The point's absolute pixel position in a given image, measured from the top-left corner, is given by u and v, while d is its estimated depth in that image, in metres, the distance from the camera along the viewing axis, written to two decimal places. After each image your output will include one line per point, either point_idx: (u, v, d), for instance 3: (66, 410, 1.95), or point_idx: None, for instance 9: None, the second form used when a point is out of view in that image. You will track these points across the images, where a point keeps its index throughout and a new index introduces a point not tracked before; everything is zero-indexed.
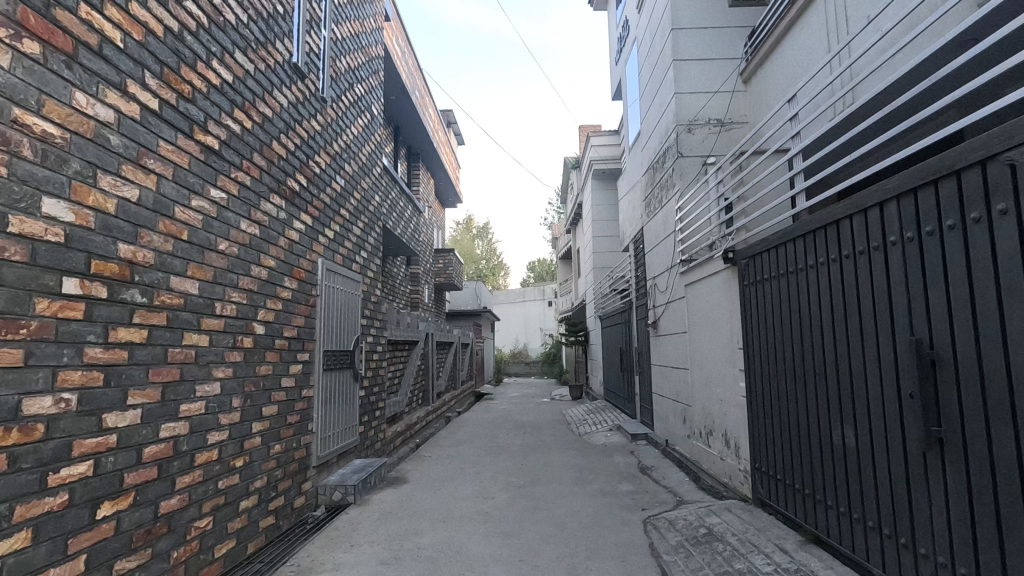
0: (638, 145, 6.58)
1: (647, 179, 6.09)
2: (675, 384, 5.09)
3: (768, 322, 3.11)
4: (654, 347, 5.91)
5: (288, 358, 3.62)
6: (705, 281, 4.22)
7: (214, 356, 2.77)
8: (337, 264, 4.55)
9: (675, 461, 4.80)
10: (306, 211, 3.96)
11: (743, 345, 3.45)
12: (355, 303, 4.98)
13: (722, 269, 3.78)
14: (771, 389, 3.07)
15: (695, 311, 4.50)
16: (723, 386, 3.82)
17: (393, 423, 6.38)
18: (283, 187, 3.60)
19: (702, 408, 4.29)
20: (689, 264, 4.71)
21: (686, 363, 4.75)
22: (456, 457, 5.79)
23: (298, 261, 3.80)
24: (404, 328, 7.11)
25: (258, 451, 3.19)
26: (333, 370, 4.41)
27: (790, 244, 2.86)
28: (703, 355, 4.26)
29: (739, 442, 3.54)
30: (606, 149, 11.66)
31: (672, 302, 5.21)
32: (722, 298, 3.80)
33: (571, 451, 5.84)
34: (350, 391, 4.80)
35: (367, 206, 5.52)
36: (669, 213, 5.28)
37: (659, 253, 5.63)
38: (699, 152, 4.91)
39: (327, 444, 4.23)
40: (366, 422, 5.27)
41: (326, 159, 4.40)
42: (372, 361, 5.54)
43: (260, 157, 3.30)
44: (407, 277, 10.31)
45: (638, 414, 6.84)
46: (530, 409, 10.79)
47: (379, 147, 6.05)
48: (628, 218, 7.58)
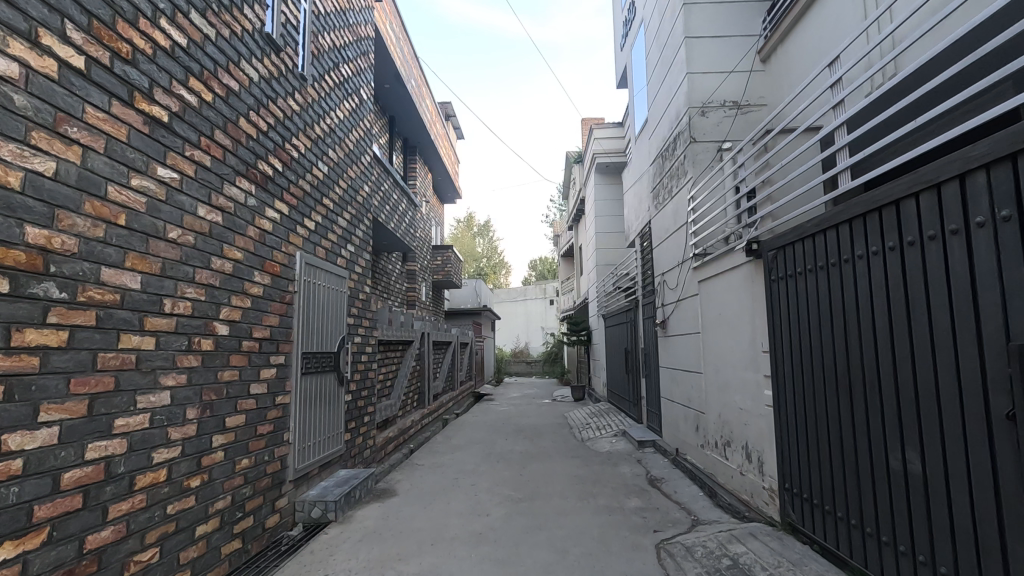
0: (646, 133, 6.17)
1: (655, 169, 5.69)
2: (687, 389, 4.71)
3: (801, 322, 2.73)
4: (662, 349, 5.52)
5: (259, 362, 3.24)
6: (722, 276, 3.85)
7: (162, 362, 2.39)
8: (319, 258, 4.17)
9: (686, 473, 4.41)
10: (280, 198, 3.57)
11: (768, 348, 3.07)
12: (340, 301, 4.60)
13: (743, 263, 3.40)
14: (804, 399, 2.69)
15: (711, 310, 4.12)
16: (743, 393, 3.43)
17: (385, 428, 6.00)
18: (253, 170, 3.22)
19: (718, 416, 3.91)
20: (704, 258, 4.33)
21: (699, 366, 4.37)
22: (450, 466, 5.41)
23: (271, 254, 3.42)
24: (398, 328, 6.72)
25: (219, 467, 2.81)
26: (314, 374, 4.04)
27: (831, 232, 2.47)
28: (720, 357, 3.88)
29: (762, 456, 3.16)
30: (610, 142, 11.23)
31: (683, 300, 4.82)
32: (743, 295, 3.42)
33: (574, 459, 5.47)
34: (335, 397, 4.43)
35: (355, 196, 5.13)
36: (680, 205, 4.88)
37: (669, 248, 5.24)
38: (714, 138, 4.52)
39: (306, 455, 3.85)
40: (352, 428, 4.90)
41: (307, 143, 4.02)
42: (360, 362, 5.17)
43: (224, 136, 2.91)
44: (402, 275, 9.92)
45: (644, 419, 6.46)
46: (532, 412, 10.39)
47: (370, 134, 5.66)
48: (633, 212, 7.18)
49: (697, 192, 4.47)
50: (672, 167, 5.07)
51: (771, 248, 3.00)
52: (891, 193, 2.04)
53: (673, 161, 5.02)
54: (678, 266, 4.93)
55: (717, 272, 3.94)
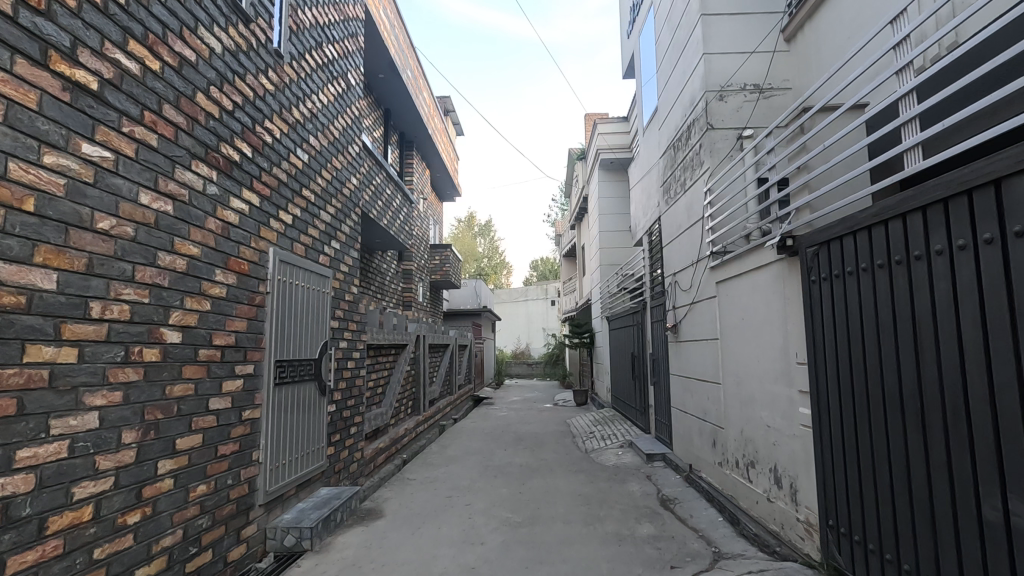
0: (656, 123, 5.76)
1: (666, 160, 5.29)
2: (702, 401, 4.29)
3: (843, 332, 2.31)
4: (674, 356, 5.12)
5: (221, 373, 2.84)
6: (745, 277, 3.44)
7: (89, 378, 2.00)
8: (296, 255, 3.76)
9: (702, 494, 4.01)
10: (249, 187, 3.17)
11: (805, 359, 2.66)
12: (323, 303, 4.20)
13: (771, 262, 3.00)
14: (849, 424, 2.26)
15: (730, 316, 3.72)
16: (771, 409, 3.02)
17: (375, 439, 5.60)
18: (215, 154, 2.82)
19: (740, 433, 3.50)
20: (723, 256, 3.92)
21: (717, 376, 3.96)
22: (444, 481, 5.00)
23: (236, 250, 3.02)
24: (391, 331, 6.32)
25: (167, 498, 2.41)
26: (290, 383, 3.64)
27: (885, 226, 2.06)
28: (743, 367, 3.46)
29: (796, 483, 2.75)
30: (615, 138, 10.83)
31: (698, 302, 4.41)
32: (771, 298, 3.01)
33: (578, 474, 5.06)
34: (315, 408, 4.03)
35: (341, 188, 4.71)
36: (694, 198, 4.47)
37: (682, 246, 4.83)
38: (733, 125, 4.11)
39: (280, 476, 3.45)
40: (336, 442, 4.49)
41: (283, 127, 3.61)
42: (347, 369, 4.77)
43: (176, 111, 2.51)
44: (398, 274, 9.51)
45: (652, 429, 6.07)
46: (533, 417, 9.99)
47: (358, 122, 5.25)
48: (641, 208, 6.76)
49: (715, 183, 4.06)
50: (686, 157, 4.66)
51: (807, 244, 2.57)
52: (975, 173, 1.62)
53: (687, 151, 4.61)
54: (691, 265, 4.53)
55: (739, 272, 3.53)
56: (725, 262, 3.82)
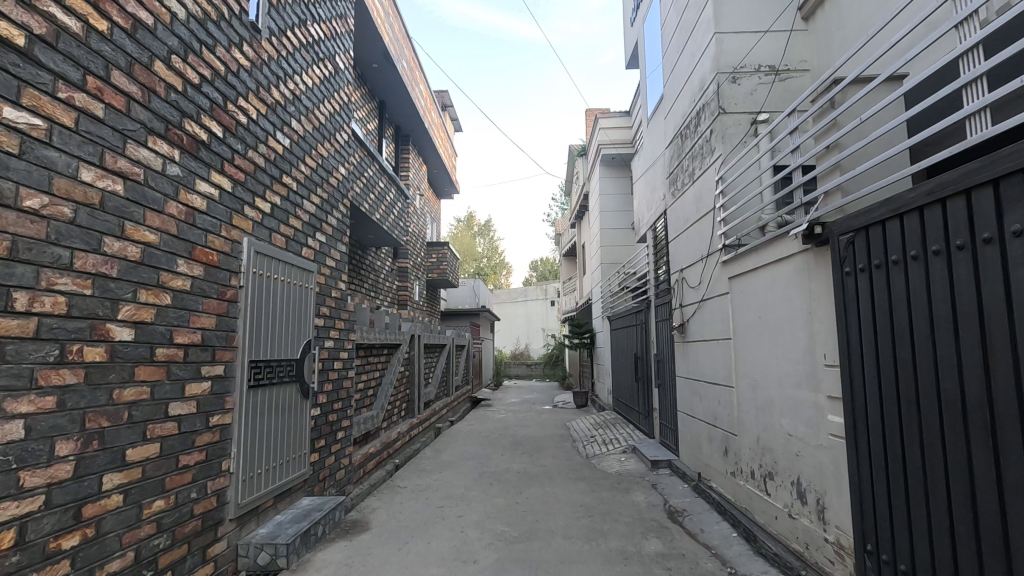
0: (662, 112, 5.47)
1: (673, 150, 5.01)
2: (712, 406, 4.01)
3: (883, 331, 2.01)
4: (680, 357, 4.83)
5: (183, 375, 2.55)
6: (761, 272, 3.17)
7: (10, 381, 1.74)
8: (275, 247, 3.47)
9: (713, 506, 3.72)
10: (220, 170, 2.88)
11: (835, 362, 2.38)
12: (305, 299, 3.91)
13: (794, 253, 2.72)
14: (891, 436, 1.96)
15: (744, 314, 3.44)
16: (793, 417, 2.74)
17: (364, 444, 5.31)
18: (177, 130, 2.53)
19: (756, 441, 3.22)
20: (736, 250, 3.63)
21: (729, 379, 3.68)
22: (436, 489, 4.71)
23: (203, 239, 2.73)
24: (382, 330, 6.02)
25: (115, 517, 2.12)
26: (268, 386, 3.36)
27: (935, 207, 1.76)
28: (759, 369, 3.19)
29: (823, 499, 2.47)
30: (617, 132, 10.52)
31: (707, 300, 4.12)
32: (793, 293, 2.74)
33: (579, 482, 4.77)
34: (297, 412, 3.75)
35: (327, 177, 4.42)
36: (704, 188, 4.18)
37: (690, 240, 4.54)
38: (746, 109, 3.83)
39: (255, 487, 3.16)
40: (321, 448, 4.21)
41: (260, 108, 3.32)
42: (333, 370, 4.48)
43: (128, 80, 2.23)
44: (392, 272, 9.22)
45: (657, 434, 5.78)
46: (532, 420, 9.70)
47: (347, 109, 4.97)
48: (645, 203, 6.46)
49: (727, 171, 3.78)
50: (695, 146, 4.37)
51: (836, 231, 2.27)
52: None
53: (696, 139, 4.33)
54: (701, 260, 4.25)
55: (755, 267, 3.25)
56: (738, 256, 3.54)
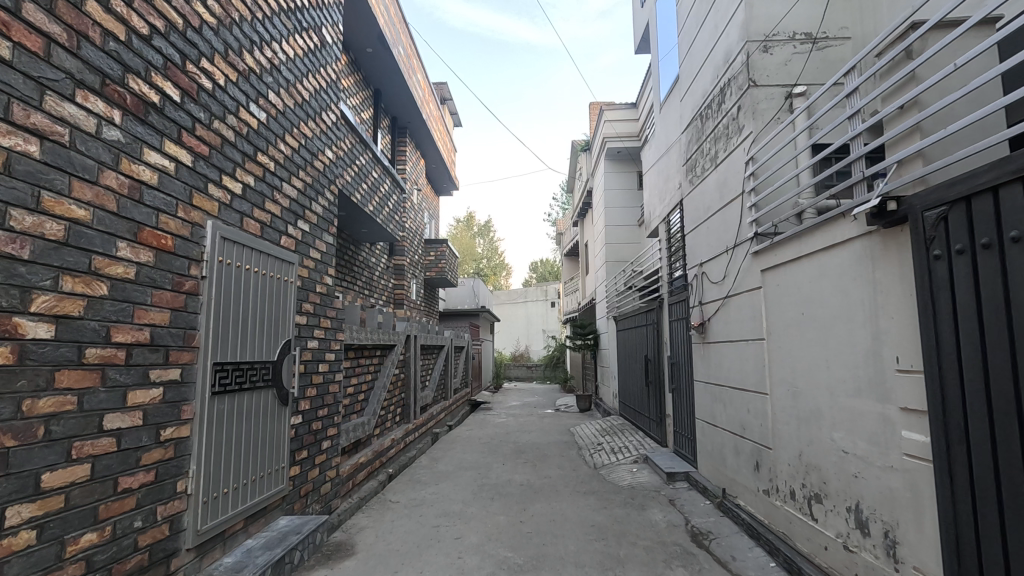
0: (678, 94, 5.04)
1: (691, 134, 4.59)
2: (738, 414, 3.59)
3: (993, 329, 1.59)
4: (699, 359, 4.41)
5: (125, 380, 2.13)
6: (804, 263, 2.76)
7: None
8: (246, 234, 3.05)
9: (743, 528, 3.31)
10: (176, 139, 2.46)
11: (912, 367, 1.96)
12: (285, 294, 3.49)
13: (852, 239, 2.30)
14: (1007, 463, 1.54)
15: (781, 312, 3.02)
16: (850, 431, 2.33)
17: (354, 453, 4.88)
18: (118, 86, 2.11)
19: (797, 457, 2.80)
20: (770, 238, 3.22)
21: (760, 385, 3.27)
22: (432, 504, 4.29)
23: (154, 220, 2.31)
24: (375, 330, 5.61)
25: (25, 559, 1.71)
26: (238, 392, 2.94)
27: None
28: (801, 374, 2.76)
29: (894, 532, 2.05)
30: (622, 125, 10.13)
31: (733, 296, 3.71)
32: (850, 286, 2.32)
33: (588, 497, 4.35)
34: (274, 421, 3.32)
35: (312, 160, 4.00)
36: (730, 173, 3.77)
37: (712, 231, 4.11)
38: (779, 82, 3.41)
39: (220, 510, 2.75)
40: (303, 461, 3.79)
41: (229, 73, 2.90)
42: (318, 373, 4.06)
43: (48, 17, 1.82)
44: (388, 269, 8.80)
45: (670, 443, 5.36)
46: (534, 424, 9.28)
47: (335, 87, 4.54)
48: (657, 194, 6.03)
49: (759, 151, 3.36)
50: (719, 126, 3.95)
51: (918, 207, 1.85)
52: None
53: (720, 119, 3.91)
54: (725, 252, 3.82)
55: (796, 257, 2.83)
56: (774, 246, 3.12)
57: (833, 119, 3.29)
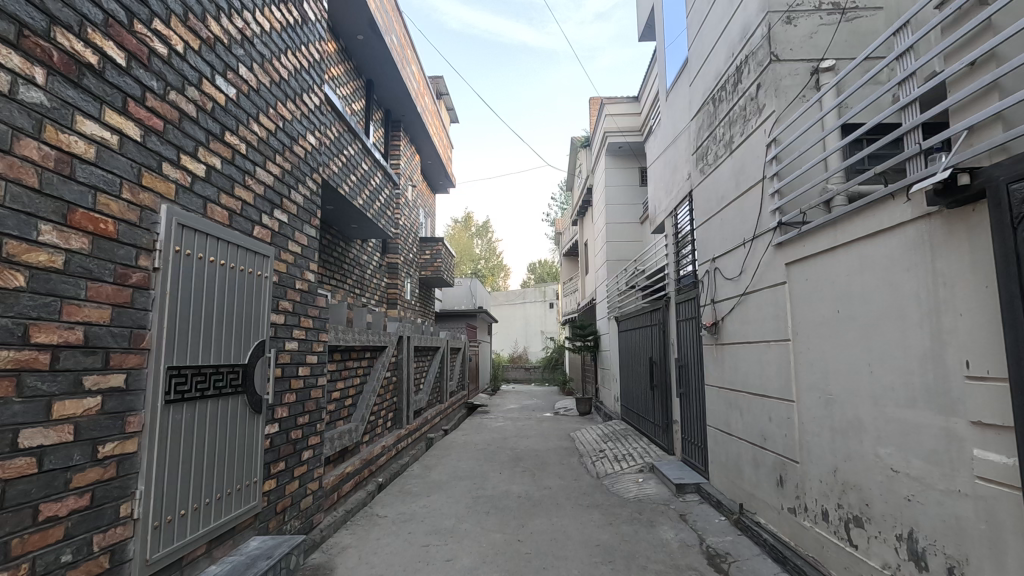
0: (687, 78, 4.72)
1: (703, 120, 4.27)
2: (758, 423, 3.26)
3: None
4: (712, 362, 4.08)
5: (52, 389, 1.82)
6: (840, 253, 2.43)
7: None
8: (211, 222, 2.71)
9: (766, 550, 2.98)
10: (120, 109, 2.13)
11: (989, 374, 1.64)
12: (258, 290, 3.16)
13: (905, 224, 1.98)
14: None
15: (811, 309, 2.70)
16: (902, 446, 2.01)
17: (339, 462, 4.54)
18: (40, 40, 1.79)
19: (832, 473, 2.47)
20: (796, 228, 2.90)
21: (783, 391, 2.95)
22: (422, 520, 3.95)
23: (91, 201, 1.98)
24: (365, 330, 5.27)
25: None
26: (201, 400, 2.61)
27: None
28: (836, 380, 2.44)
29: (963, 570, 1.72)
30: (625, 119, 9.82)
31: (751, 293, 3.38)
32: (902, 278, 2.00)
33: (592, 511, 4.02)
34: (245, 431, 2.99)
35: (291, 144, 3.66)
36: (747, 157, 3.44)
37: (726, 223, 3.79)
38: (805, 57, 3.09)
39: (175, 536, 2.42)
40: (280, 475, 3.44)
41: (191, 38, 2.57)
42: (298, 378, 3.72)
43: None
44: (381, 268, 8.47)
45: (679, 451, 5.03)
46: (533, 429, 8.94)
47: (319, 68, 4.20)
48: (663, 187, 5.70)
49: (783, 132, 3.04)
50: (734, 109, 3.63)
51: (1001, 178, 1.53)
52: None
53: (736, 100, 3.59)
54: (742, 245, 3.51)
55: (830, 247, 2.51)
56: (801, 236, 2.79)
57: (865, 96, 2.97)
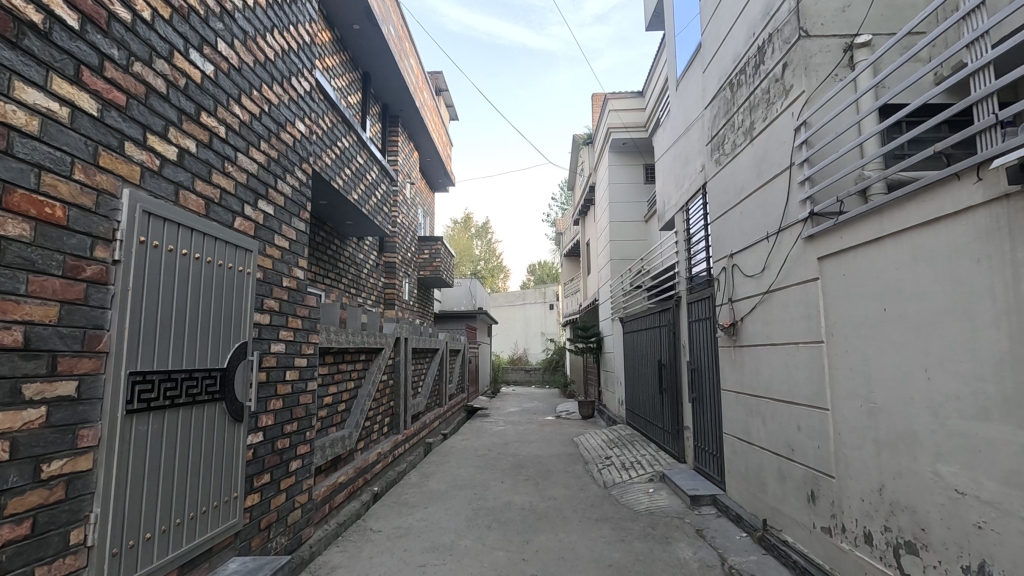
0: (700, 64, 4.45)
1: (719, 108, 4.01)
2: (784, 432, 2.99)
3: None
4: (729, 365, 3.82)
5: None
6: (887, 244, 2.17)
7: None
8: (185, 211, 2.45)
9: (796, 573, 2.71)
10: (70, 77, 1.87)
11: None
12: (240, 288, 2.89)
13: (977, 210, 1.73)
14: None
15: (848, 308, 2.44)
16: (970, 465, 1.75)
17: (331, 472, 4.27)
18: None
19: (877, 492, 2.21)
20: (829, 219, 2.64)
21: (815, 399, 2.69)
22: (418, 535, 3.68)
23: (32, 180, 1.72)
24: (360, 331, 5.00)
25: None
26: (172, 410, 2.35)
27: None
28: (882, 386, 2.18)
29: None
30: (630, 114, 9.57)
31: (776, 291, 3.12)
32: (972, 270, 1.75)
33: (601, 526, 3.75)
34: (224, 443, 2.72)
35: (278, 131, 3.39)
36: (771, 144, 3.18)
37: (746, 216, 3.53)
38: (838, 32, 2.83)
39: (141, 563, 2.15)
40: (265, 489, 3.18)
41: (159, 5, 2.31)
42: (286, 382, 3.45)
43: None
44: (377, 267, 8.19)
45: (691, 460, 4.76)
46: (534, 434, 8.66)
47: (309, 51, 3.93)
48: (673, 181, 5.43)
49: (814, 114, 2.77)
50: (756, 93, 3.37)
51: None
52: None
53: (759, 83, 3.32)
54: (765, 238, 3.24)
55: (874, 239, 2.25)
56: (837, 227, 2.53)
57: (904, 76, 2.72)
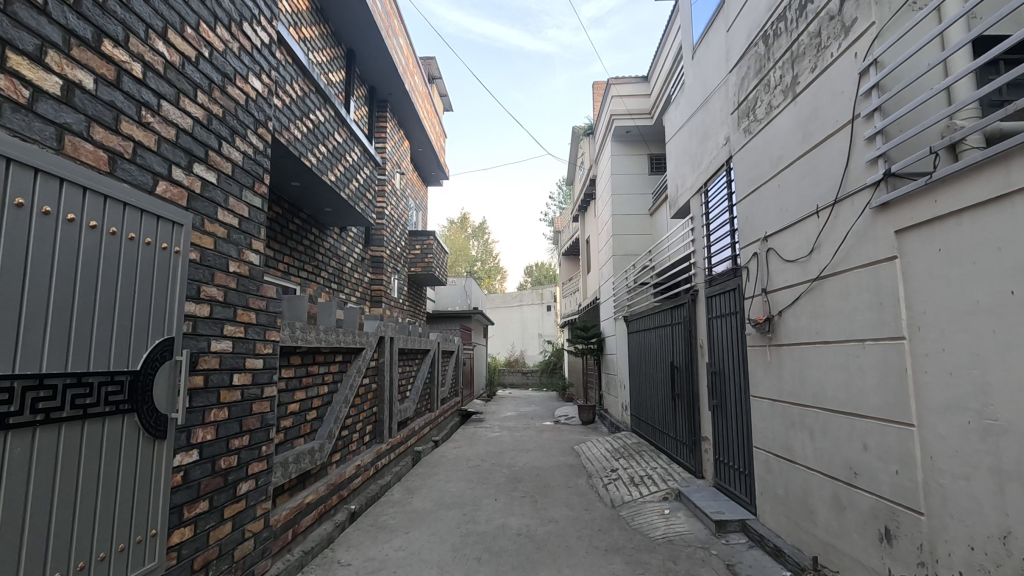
0: (725, 20, 3.87)
1: (750, 66, 3.42)
2: (843, 452, 2.41)
3: None
4: (762, 367, 3.24)
5: None
6: (1020, 204, 1.59)
7: None
8: (74, 164, 1.86)
9: None
10: None
11: None
12: (164, 270, 2.29)
13: None
14: None
15: (946, 294, 1.86)
16: None
17: (297, 491, 3.67)
18: None
19: (999, 540, 1.63)
20: (911, 181, 2.06)
21: (891, 412, 2.11)
22: (394, 571, 3.07)
23: None
24: (335, 329, 4.40)
25: None
26: (48, 427, 1.75)
27: None
28: (1010, 399, 1.61)
29: None
30: (634, 101, 9.04)
31: (831, 277, 2.53)
32: None
33: (613, 557, 3.16)
34: (136, 466, 2.12)
35: (223, 83, 2.79)
36: (824, 98, 2.60)
37: (788, 188, 2.95)
38: None
39: None
40: (201, 520, 2.57)
41: None
42: (233, 388, 2.85)
43: None
44: (363, 262, 7.59)
45: (711, 476, 4.17)
46: (533, 441, 8.06)
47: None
48: (689, 161, 4.83)
49: (886, 50, 2.20)
50: (802, 39, 2.79)
51: None
52: None
53: (806, 27, 2.75)
54: (816, 214, 2.66)
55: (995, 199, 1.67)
56: (926, 190, 1.95)
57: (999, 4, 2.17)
